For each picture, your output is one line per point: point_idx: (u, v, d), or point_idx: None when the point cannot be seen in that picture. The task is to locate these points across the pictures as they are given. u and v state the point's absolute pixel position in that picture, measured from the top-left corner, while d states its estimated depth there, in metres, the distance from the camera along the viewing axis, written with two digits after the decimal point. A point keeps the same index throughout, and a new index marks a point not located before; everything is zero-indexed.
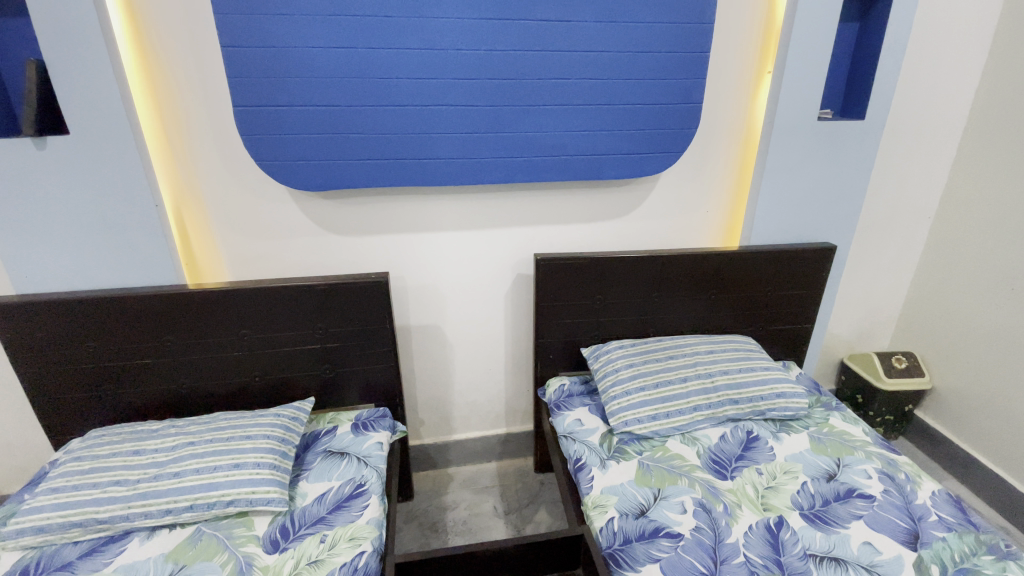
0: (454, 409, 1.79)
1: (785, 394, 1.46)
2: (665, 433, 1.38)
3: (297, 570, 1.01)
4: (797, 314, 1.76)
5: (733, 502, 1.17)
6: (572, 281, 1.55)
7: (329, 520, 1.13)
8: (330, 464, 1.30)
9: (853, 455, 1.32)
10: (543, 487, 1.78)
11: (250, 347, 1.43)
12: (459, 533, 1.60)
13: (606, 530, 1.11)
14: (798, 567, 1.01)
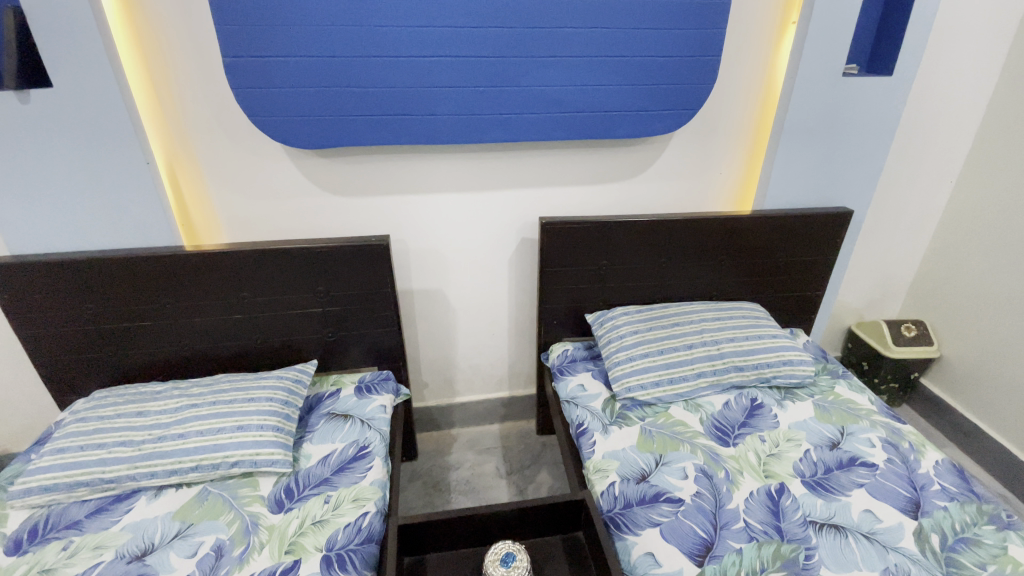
0: (457, 372, 1.79)
1: (791, 362, 1.44)
2: (669, 399, 1.37)
3: (302, 529, 1.03)
4: (808, 281, 1.72)
5: (735, 469, 1.17)
6: (578, 246, 1.51)
7: (333, 482, 1.14)
8: (333, 426, 1.30)
9: (858, 424, 1.31)
10: (545, 449, 1.81)
11: (251, 311, 1.41)
12: (462, 492, 1.64)
13: (606, 494, 1.12)
14: (798, 533, 1.01)
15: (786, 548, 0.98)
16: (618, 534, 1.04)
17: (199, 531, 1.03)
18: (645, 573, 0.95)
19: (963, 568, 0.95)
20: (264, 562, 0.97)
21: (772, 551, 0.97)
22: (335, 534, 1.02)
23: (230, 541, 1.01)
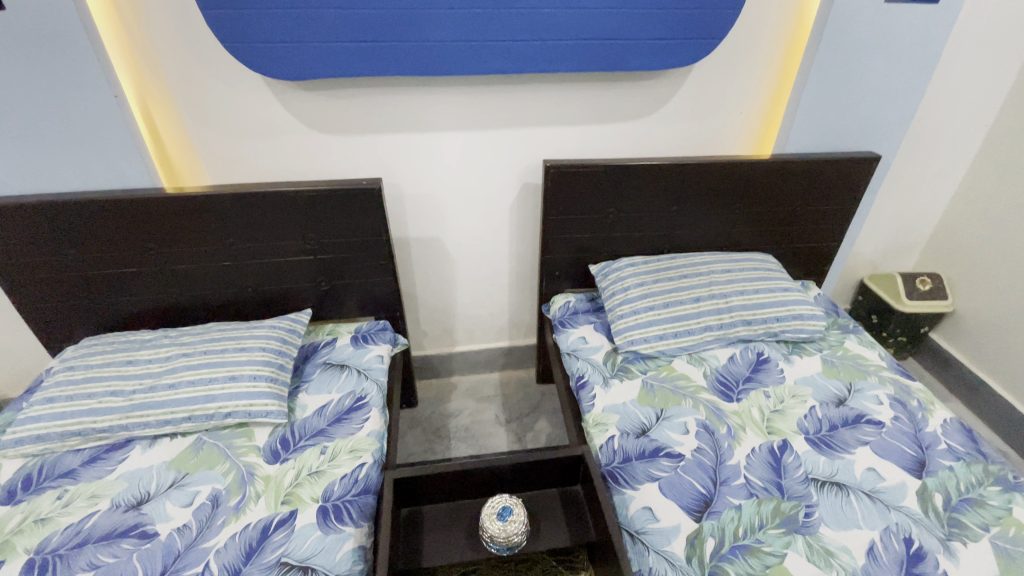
0: (456, 322, 1.75)
1: (802, 316, 1.39)
2: (672, 353, 1.33)
3: (298, 480, 1.02)
4: (825, 231, 1.63)
5: (737, 425, 1.14)
6: (583, 191, 1.41)
7: (329, 433, 1.13)
8: (329, 376, 1.27)
9: (866, 380, 1.28)
10: (544, 397, 1.80)
11: (239, 259, 1.35)
12: (462, 439, 1.64)
13: (605, 447, 1.10)
14: (799, 490, 1.00)
15: (786, 505, 0.97)
16: (616, 488, 1.03)
17: (194, 481, 1.02)
18: (642, 527, 0.95)
19: (965, 529, 0.94)
20: (261, 512, 0.96)
21: (772, 507, 0.96)
22: (332, 485, 1.01)
23: (227, 491, 1.00)
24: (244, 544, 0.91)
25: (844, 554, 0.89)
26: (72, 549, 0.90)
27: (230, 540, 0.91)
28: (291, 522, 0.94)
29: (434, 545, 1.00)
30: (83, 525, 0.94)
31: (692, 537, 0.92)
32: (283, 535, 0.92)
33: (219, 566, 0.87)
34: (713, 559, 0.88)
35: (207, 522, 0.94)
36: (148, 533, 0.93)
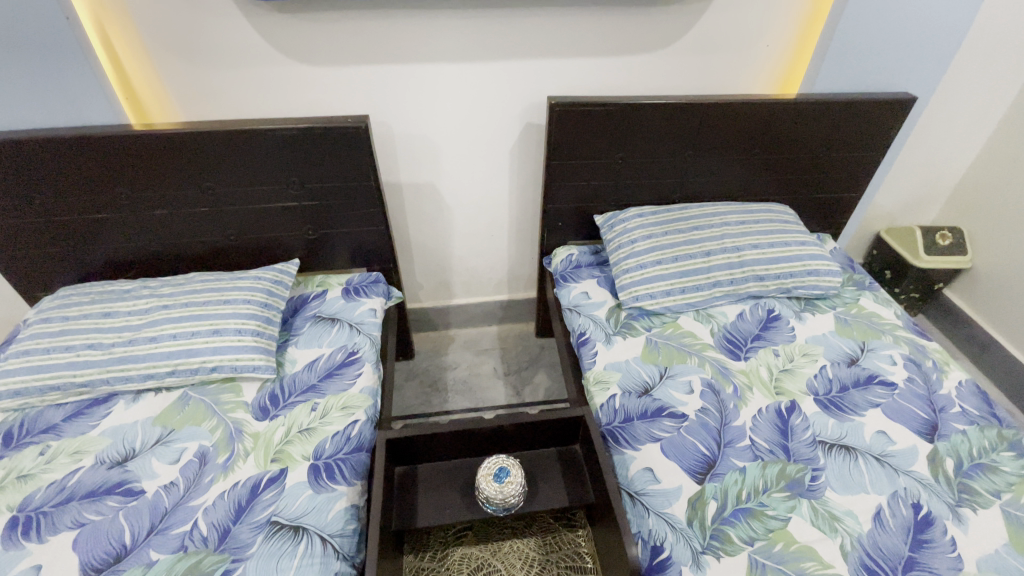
0: (453, 274, 1.67)
1: (817, 272, 1.31)
2: (679, 309, 1.27)
3: (289, 437, 0.98)
4: (848, 180, 1.52)
5: (744, 384, 1.10)
6: (591, 134, 1.29)
7: (320, 388, 1.08)
8: (319, 330, 1.21)
9: (880, 340, 1.23)
10: (544, 351, 1.75)
11: (219, 205, 1.26)
12: (460, 392, 1.61)
13: (606, 406, 1.06)
14: (806, 453, 0.96)
15: (792, 469, 0.94)
16: (616, 448, 0.99)
17: (181, 438, 0.99)
18: (642, 488, 0.92)
19: (976, 495, 0.92)
20: (250, 470, 0.93)
21: (777, 471, 0.93)
22: (323, 443, 0.97)
23: (214, 448, 0.97)
24: (233, 503, 0.88)
25: (849, 519, 0.86)
26: (57, 507, 0.88)
27: (218, 498, 0.89)
28: (281, 481, 0.91)
29: (430, 505, 0.95)
30: (66, 482, 0.92)
31: (694, 500, 0.89)
32: (273, 493, 0.89)
33: (208, 524, 0.85)
34: (714, 522, 0.86)
35: (194, 480, 0.92)
36: (134, 490, 0.90)
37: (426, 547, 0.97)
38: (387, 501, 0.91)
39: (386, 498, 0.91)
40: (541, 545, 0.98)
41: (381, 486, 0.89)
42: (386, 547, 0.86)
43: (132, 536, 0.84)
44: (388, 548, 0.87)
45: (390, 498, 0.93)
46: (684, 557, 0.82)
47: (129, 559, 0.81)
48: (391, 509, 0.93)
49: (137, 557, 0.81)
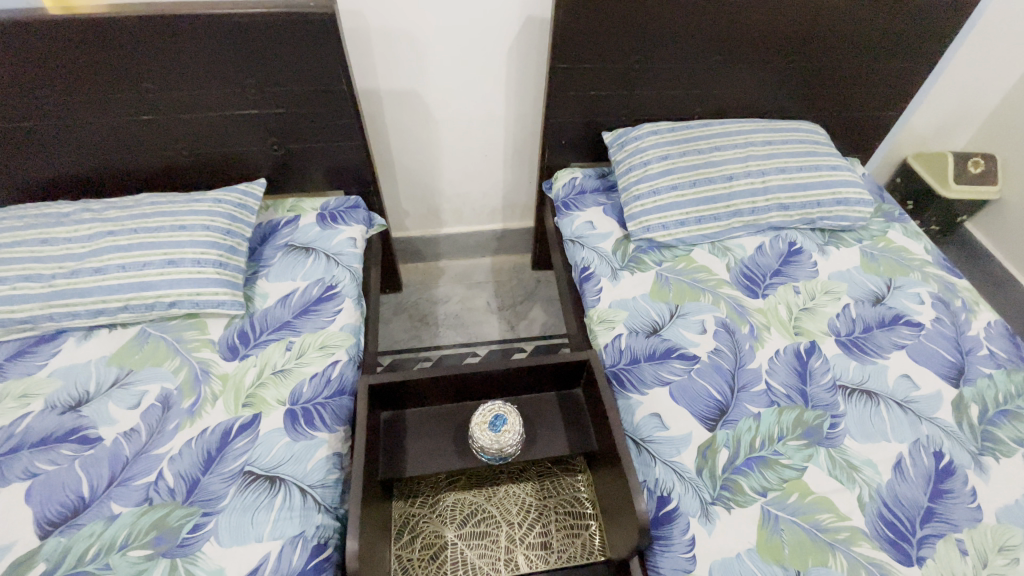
0: (442, 199, 1.51)
1: (847, 201, 1.19)
2: (693, 241, 1.15)
3: (260, 380, 0.89)
4: (889, 96, 1.34)
5: (762, 324, 1.00)
6: (603, 31, 1.09)
7: (294, 325, 0.97)
8: (292, 261, 1.08)
9: (908, 277, 1.13)
10: (540, 285, 1.63)
11: (163, 113, 1.06)
12: (451, 327, 1.51)
13: (611, 347, 0.97)
14: (825, 399, 0.89)
15: (810, 415, 0.87)
16: (622, 392, 0.91)
17: (140, 380, 0.89)
18: (649, 435, 0.85)
19: (999, 443, 0.86)
20: (219, 416, 0.84)
21: (794, 417, 0.86)
22: (299, 386, 0.88)
23: (178, 391, 0.88)
24: (202, 452, 0.80)
25: (869, 469, 0.80)
26: (5, 456, 0.79)
27: (185, 447, 0.81)
28: (253, 428, 0.83)
29: (419, 451, 0.86)
30: (14, 428, 0.83)
31: (704, 448, 0.82)
32: (245, 442, 0.81)
33: (174, 475, 0.78)
34: (725, 471, 0.80)
35: (157, 427, 0.83)
36: (90, 438, 0.82)
37: (416, 494, 0.91)
38: (372, 447, 0.82)
39: (371, 444, 0.81)
40: (538, 491, 0.93)
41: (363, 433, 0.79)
42: (373, 497, 0.79)
43: (91, 488, 0.77)
44: (375, 497, 0.80)
45: (375, 444, 0.84)
46: (692, 509, 0.76)
47: (89, 512, 0.74)
48: (377, 455, 0.84)
49: (97, 511, 0.74)
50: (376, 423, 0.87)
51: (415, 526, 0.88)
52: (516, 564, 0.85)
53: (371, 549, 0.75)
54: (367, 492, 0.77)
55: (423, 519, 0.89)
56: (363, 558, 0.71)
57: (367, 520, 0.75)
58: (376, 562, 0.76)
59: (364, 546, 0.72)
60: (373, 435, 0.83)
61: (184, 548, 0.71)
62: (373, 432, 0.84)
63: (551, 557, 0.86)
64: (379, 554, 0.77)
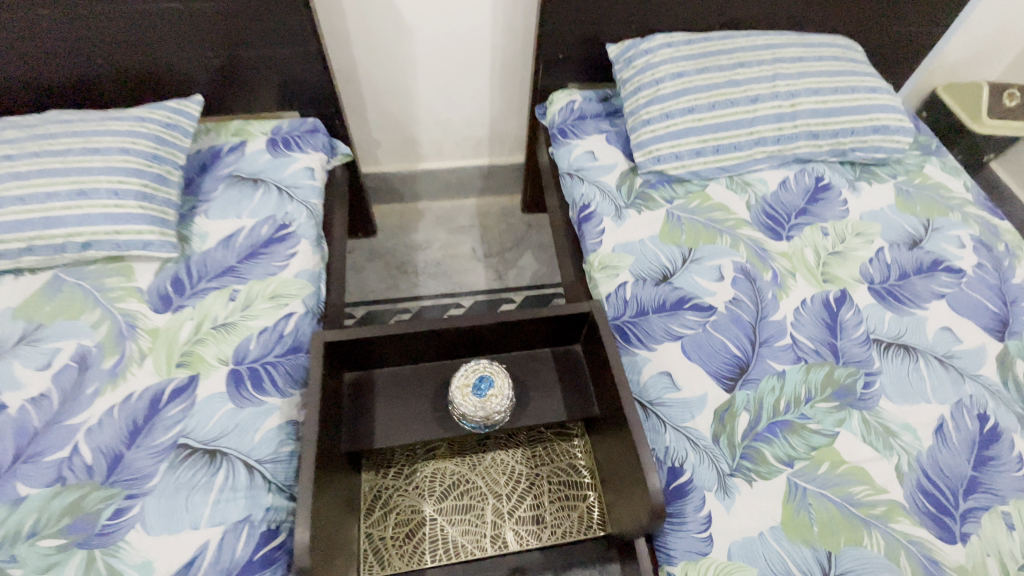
0: (420, 128, 1.30)
1: (884, 129, 1.04)
2: (708, 175, 0.99)
3: (198, 336, 0.74)
4: (940, 8, 1.15)
5: (786, 271, 0.87)
6: None
7: (239, 271, 0.81)
8: (238, 195, 0.91)
9: (947, 217, 1.00)
10: (531, 230, 1.47)
11: (61, 5, 0.84)
12: (432, 276, 1.36)
13: (615, 297, 0.84)
14: (858, 355, 0.78)
15: (841, 373, 0.75)
16: (626, 348, 0.79)
17: (52, 335, 0.74)
18: (658, 398, 0.73)
19: None
20: (147, 379, 0.70)
21: (823, 376, 0.75)
22: (245, 343, 0.73)
23: (98, 349, 0.73)
24: (126, 422, 0.66)
25: (907, 434, 0.70)
26: None
27: (106, 416, 0.67)
28: (189, 392, 0.69)
29: (390, 418, 0.74)
30: None
31: (722, 412, 0.71)
32: (179, 410, 0.68)
33: (93, 450, 0.64)
34: (745, 438, 0.69)
35: (72, 393, 0.69)
36: None
37: (389, 464, 0.81)
38: (332, 414, 0.69)
39: (331, 411, 0.68)
40: (529, 458, 0.83)
41: (320, 398, 0.65)
42: (334, 471, 0.67)
43: None
44: (338, 470, 0.68)
45: (337, 411, 0.71)
46: (708, 482, 0.65)
47: None
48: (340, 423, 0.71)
49: None
50: (338, 386, 0.73)
51: (387, 501, 0.78)
52: (505, 540, 0.77)
53: (335, 531, 0.64)
54: (327, 466, 0.64)
55: (397, 493, 0.79)
56: (321, 544, 0.60)
57: (327, 499, 0.63)
58: (342, 544, 0.66)
59: (324, 529, 0.61)
60: (334, 401, 0.70)
61: (104, 537, 0.58)
62: (334, 397, 0.70)
63: (544, 533, 0.78)
64: (345, 534, 0.67)
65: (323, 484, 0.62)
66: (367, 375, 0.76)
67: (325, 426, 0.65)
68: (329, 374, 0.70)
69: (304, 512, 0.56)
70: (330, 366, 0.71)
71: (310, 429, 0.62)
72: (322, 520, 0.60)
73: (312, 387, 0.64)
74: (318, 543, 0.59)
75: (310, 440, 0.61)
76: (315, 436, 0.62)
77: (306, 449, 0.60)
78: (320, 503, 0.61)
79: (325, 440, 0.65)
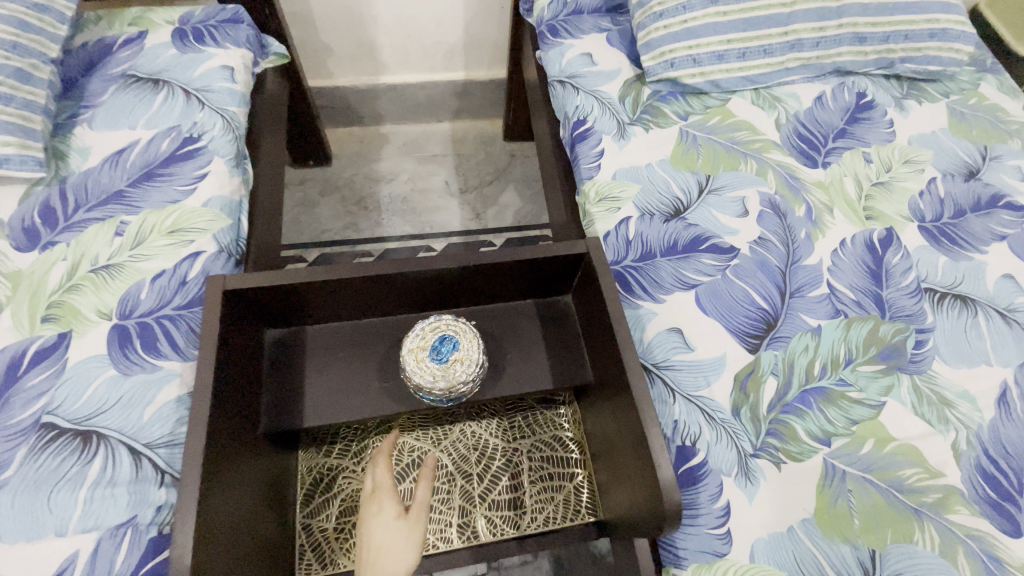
0: (378, 29, 1.06)
1: (944, 34, 0.85)
2: (731, 87, 0.81)
3: (71, 282, 0.56)
4: None
5: (822, 205, 0.71)
6: None
7: (130, 197, 0.62)
8: (132, 101, 0.70)
9: (1007, 146, 0.83)
10: (514, 161, 1.28)
11: None
12: (397, 214, 1.17)
13: (615, 236, 0.67)
14: (907, 308, 0.64)
15: (887, 330, 0.61)
16: (627, 299, 0.64)
17: None
18: (665, 360, 0.59)
19: None
20: (4, 337, 0.53)
21: (866, 333, 0.61)
22: (134, 291, 0.56)
23: None
24: None
25: (964, 404, 0.58)
26: None
27: None
28: (59, 355, 0.52)
29: (323, 388, 0.59)
30: None
31: (744, 378, 0.57)
32: (43, 377, 0.51)
33: None
34: (771, 410, 0.55)
35: None
36: None
37: (333, 441, 0.71)
38: (245, 386, 0.53)
39: (243, 382, 0.53)
40: (506, 430, 0.75)
41: (221, 366, 0.49)
42: (249, 457, 0.52)
43: None
44: (256, 456, 0.54)
45: (252, 380, 0.56)
46: (726, 465, 0.53)
47: None
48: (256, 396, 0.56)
49: None
50: (254, 347, 0.57)
51: (331, 484, 0.68)
52: (475, 529, 0.69)
53: (258, 529, 0.52)
54: (239, 451, 0.50)
55: (344, 474, 0.69)
56: (232, 553, 0.46)
57: (239, 494, 0.49)
58: (270, 541, 0.55)
59: (239, 529, 0.48)
60: (247, 368, 0.55)
61: None
62: (246, 362, 0.55)
63: (522, 521, 0.70)
64: (273, 525, 0.57)
65: (230, 474, 0.48)
66: (293, 335, 0.61)
67: (230, 403, 0.50)
68: (238, 334, 0.53)
69: (190, 512, 0.41)
70: (240, 324, 0.54)
71: (201, 403, 0.46)
72: (232, 520, 0.47)
73: (206, 353, 0.47)
74: (224, 548, 0.45)
75: (201, 416, 0.45)
76: (213, 411, 0.46)
77: (193, 428, 0.44)
78: (227, 497, 0.47)
79: (232, 419, 0.50)
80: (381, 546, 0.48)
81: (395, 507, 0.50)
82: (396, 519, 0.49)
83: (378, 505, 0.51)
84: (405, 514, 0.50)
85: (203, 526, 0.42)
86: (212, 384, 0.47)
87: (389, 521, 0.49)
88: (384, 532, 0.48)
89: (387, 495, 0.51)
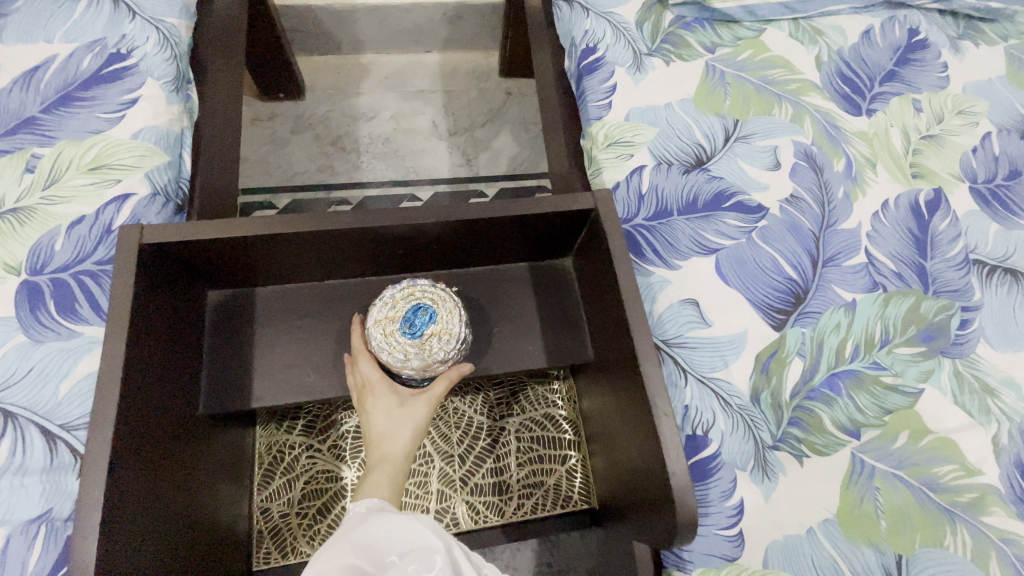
0: None
1: None
2: (767, 15, 0.68)
3: None
4: None
5: (864, 159, 0.62)
6: None
7: (44, 126, 0.51)
8: (48, 9, 0.58)
9: None
10: (510, 101, 1.15)
11: None
12: (379, 157, 1.06)
13: (626, 189, 0.58)
14: (954, 281, 0.56)
15: (931, 307, 0.54)
16: (637, 263, 0.55)
17: None
18: (677, 337, 0.51)
19: None
20: None
21: (906, 310, 0.53)
22: (47, 241, 0.47)
23: None
24: None
25: (1009, 394, 0.51)
26: None
27: None
28: None
29: (273, 364, 0.52)
30: None
31: (767, 359, 0.50)
32: None
33: None
34: (795, 397, 0.49)
35: None
36: None
37: (295, 418, 0.67)
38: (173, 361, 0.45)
39: (168, 356, 0.45)
40: (492, 407, 0.71)
41: (140, 342, 0.41)
42: (182, 442, 0.45)
43: None
44: (193, 440, 0.47)
45: (188, 351, 0.49)
46: (741, 459, 0.47)
47: None
48: (192, 370, 0.49)
49: None
50: (190, 316, 0.50)
51: (292, 464, 0.65)
52: (455, 516, 0.65)
53: (193, 518, 0.46)
54: (166, 438, 0.43)
55: (307, 455, 0.66)
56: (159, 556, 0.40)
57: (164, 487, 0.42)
58: (211, 530, 0.50)
59: (164, 525, 0.41)
60: (179, 340, 0.47)
61: None
62: (176, 334, 0.47)
63: (506, 508, 0.67)
64: (217, 507, 0.52)
65: (153, 464, 0.41)
66: (242, 297, 0.54)
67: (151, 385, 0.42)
68: (164, 300, 0.45)
69: (92, 520, 0.34)
70: (165, 286, 0.45)
71: (110, 389, 0.38)
72: (155, 518, 0.40)
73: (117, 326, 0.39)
74: (146, 546, 0.39)
75: (107, 405, 0.37)
76: (126, 396, 0.38)
77: (98, 418, 0.36)
78: (147, 492, 0.40)
79: (155, 402, 0.42)
80: (386, 433, 0.44)
81: (393, 396, 0.46)
82: (399, 406, 0.45)
83: (373, 397, 0.46)
84: (408, 400, 0.45)
85: (113, 531, 0.35)
86: (125, 364, 0.39)
87: (392, 408, 0.45)
88: (386, 420, 0.44)
89: (380, 384, 0.46)
